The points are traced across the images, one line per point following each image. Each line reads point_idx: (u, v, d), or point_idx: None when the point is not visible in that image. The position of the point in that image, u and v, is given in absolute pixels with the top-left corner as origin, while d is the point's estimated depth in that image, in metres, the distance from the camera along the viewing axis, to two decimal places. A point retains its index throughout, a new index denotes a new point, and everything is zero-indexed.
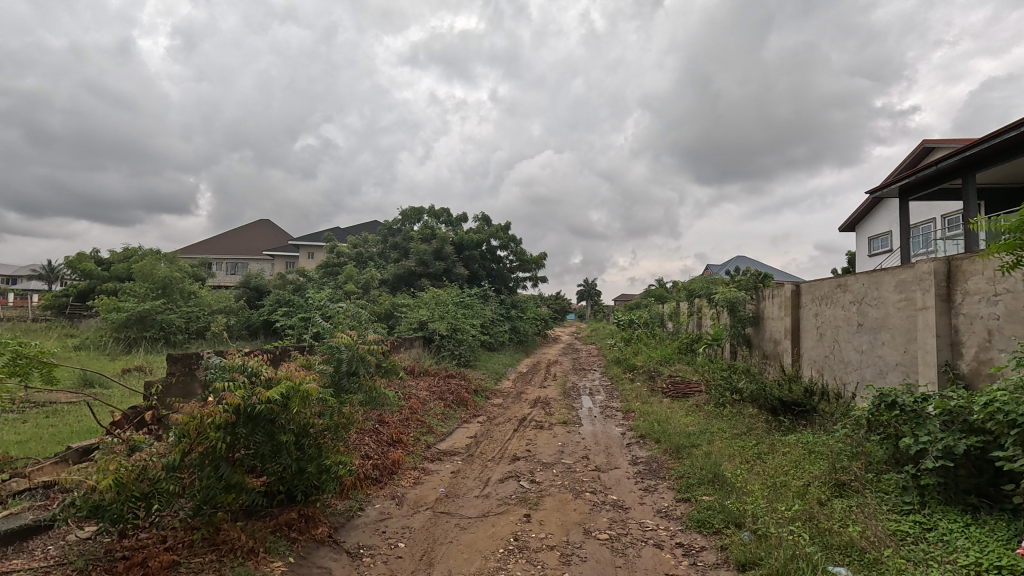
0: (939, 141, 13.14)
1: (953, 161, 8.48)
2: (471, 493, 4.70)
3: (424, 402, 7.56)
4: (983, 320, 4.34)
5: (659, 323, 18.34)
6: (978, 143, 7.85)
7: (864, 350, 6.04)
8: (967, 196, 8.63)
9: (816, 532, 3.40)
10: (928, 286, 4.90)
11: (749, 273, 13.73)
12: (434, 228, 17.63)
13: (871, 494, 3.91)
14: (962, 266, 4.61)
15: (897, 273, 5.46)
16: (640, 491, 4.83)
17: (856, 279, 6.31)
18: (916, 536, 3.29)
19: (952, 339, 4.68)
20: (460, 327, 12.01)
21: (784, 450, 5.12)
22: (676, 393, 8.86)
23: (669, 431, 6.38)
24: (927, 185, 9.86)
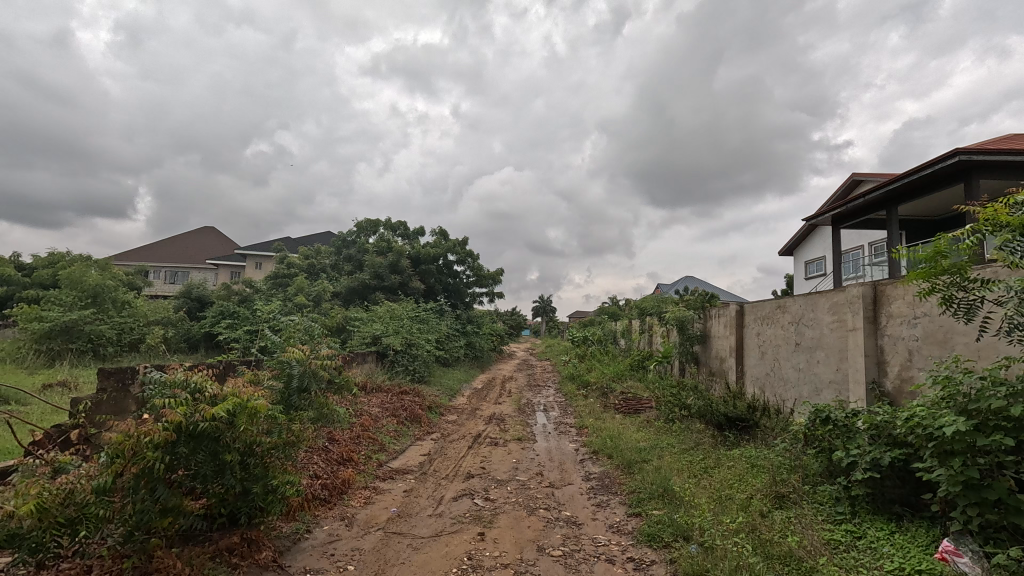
0: (867, 175, 14.26)
1: (879, 193, 9.21)
2: (423, 512, 4.61)
3: (376, 419, 7.38)
4: (905, 341, 4.72)
5: (611, 340, 18.76)
6: (900, 178, 8.59)
7: (802, 368, 6.41)
8: (891, 226, 9.38)
9: (758, 543, 3.55)
10: (858, 309, 5.28)
11: (697, 293, 14.29)
12: (390, 242, 17.41)
13: (808, 505, 4.12)
14: (887, 290, 5.00)
15: (831, 296, 5.86)
16: (592, 506, 4.88)
17: (794, 300, 6.71)
18: (848, 544, 3.50)
19: (878, 358, 5.06)
20: (414, 342, 11.83)
21: (729, 464, 5.34)
22: (628, 409, 9.06)
23: (621, 447, 6.51)
24: (857, 215, 10.64)
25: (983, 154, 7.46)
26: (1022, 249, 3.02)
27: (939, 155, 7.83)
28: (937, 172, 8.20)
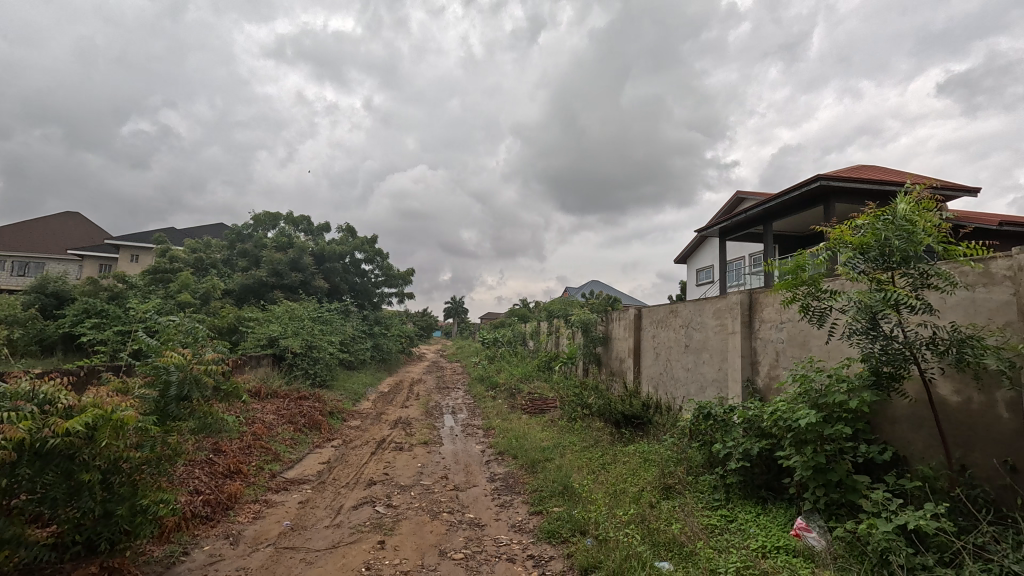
0: (749, 193, 15.88)
1: (757, 210, 10.30)
2: (320, 523, 4.39)
3: (270, 427, 6.90)
4: (773, 344, 5.33)
5: (520, 342, 19.15)
6: (775, 197, 9.67)
7: (690, 368, 6.99)
8: (767, 240, 10.52)
9: (646, 532, 3.81)
10: (736, 314, 5.86)
11: (601, 297, 15.03)
12: (291, 237, 16.40)
13: (690, 494, 4.50)
14: (760, 298, 5.61)
15: (715, 302, 6.46)
16: (496, 507, 4.95)
17: (685, 305, 7.31)
18: (722, 528, 3.88)
19: (752, 358, 5.65)
20: (316, 344, 11.23)
21: (624, 460, 5.67)
22: (534, 409, 9.30)
23: (525, 447, 6.66)
24: (739, 229, 11.82)
25: (838, 182, 8.65)
26: (860, 266, 3.53)
27: (805, 180, 8.94)
28: (804, 194, 9.34)
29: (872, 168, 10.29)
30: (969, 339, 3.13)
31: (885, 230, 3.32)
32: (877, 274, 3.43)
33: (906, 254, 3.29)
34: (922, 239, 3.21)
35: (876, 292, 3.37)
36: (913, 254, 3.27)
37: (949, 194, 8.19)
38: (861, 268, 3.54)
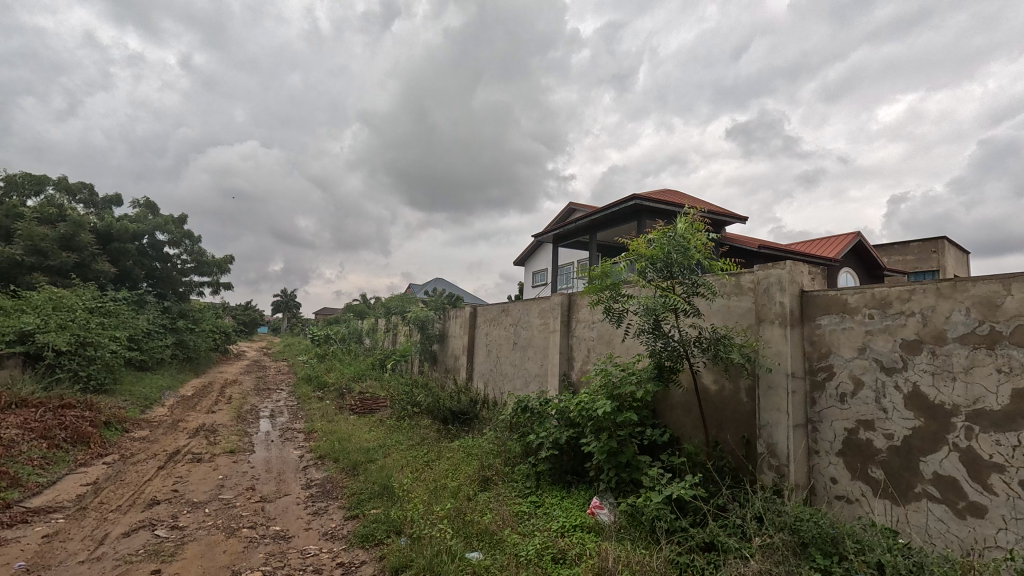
0: (580, 205, 17.43)
1: (584, 221, 11.33)
2: (71, 560, 3.58)
3: (9, 445, 5.45)
4: (586, 341, 5.89)
5: (356, 339, 18.27)
6: (599, 211, 10.76)
7: (516, 364, 7.38)
8: (591, 248, 11.65)
9: (460, 525, 3.90)
10: (557, 314, 6.34)
11: (441, 295, 15.08)
12: (63, 208, 13.27)
13: (505, 484, 4.74)
14: (577, 299, 6.16)
15: (541, 303, 6.92)
16: (307, 516, 4.61)
17: (515, 305, 7.69)
18: (530, 513, 4.15)
19: (569, 355, 6.18)
20: (91, 340, 9.24)
21: (448, 456, 5.75)
22: (363, 409, 8.92)
23: (348, 449, 6.34)
24: (570, 237, 12.88)
25: (648, 202, 9.96)
26: (650, 274, 4.07)
27: (623, 198, 10.11)
28: (622, 210, 10.55)
29: (673, 192, 12.06)
30: (722, 338, 3.80)
31: (668, 245, 3.88)
32: (661, 282, 4.01)
33: (683, 266, 3.89)
34: (693, 254, 3.82)
35: (659, 298, 3.91)
36: (687, 266, 3.88)
37: (723, 219, 10.00)
38: (650, 276, 4.09)
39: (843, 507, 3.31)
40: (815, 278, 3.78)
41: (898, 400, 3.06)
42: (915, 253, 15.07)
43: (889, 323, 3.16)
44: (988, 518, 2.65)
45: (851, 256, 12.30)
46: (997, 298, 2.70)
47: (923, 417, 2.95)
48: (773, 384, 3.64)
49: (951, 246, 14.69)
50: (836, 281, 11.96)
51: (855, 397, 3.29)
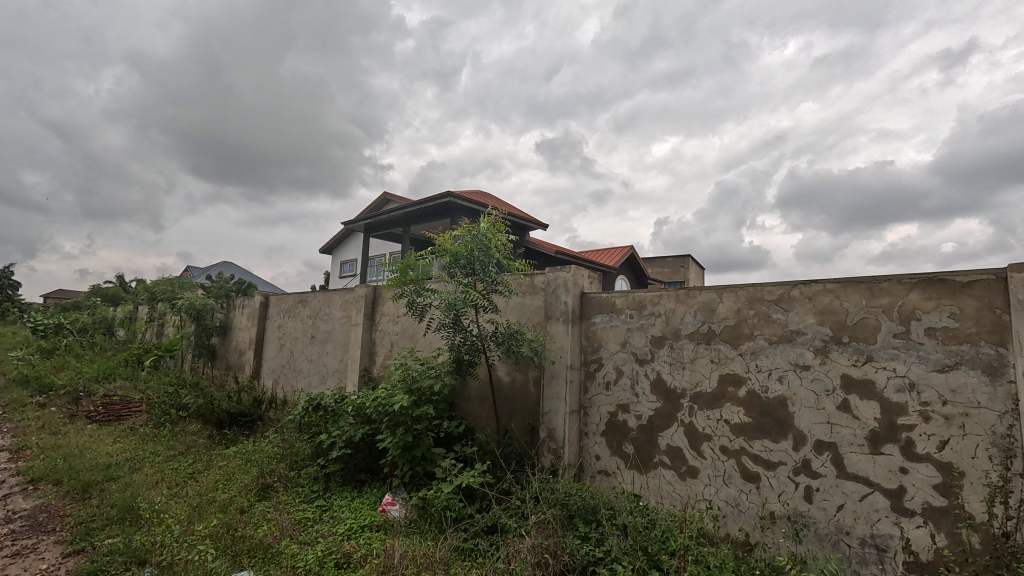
0: (394, 196, 16.99)
1: (397, 212, 11.09)
2: None
3: None
4: (389, 335, 5.74)
5: (104, 330, 14.75)
6: (413, 204, 10.63)
7: (313, 359, 6.82)
8: (403, 241, 11.46)
9: (227, 543, 3.41)
10: (360, 307, 6.05)
11: (226, 281, 13.14)
12: None
13: (288, 490, 4.33)
14: (382, 292, 5.96)
15: (344, 294, 6.52)
16: (1, 560, 3.51)
17: (314, 295, 7.10)
18: (314, 519, 3.86)
19: (371, 349, 5.95)
20: None
21: (220, 465, 5.01)
22: (107, 417, 7.22)
23: (78, 467, 5.05)
24: (382, 228, 12.47)
25: (461, 201, 10.17)
26: (453, 270, 4.14)
27: (437, 194, 10.13)
28: (435, 206, 10.60)
29: (485, 193, 12.58)
30: (515, 333, 4.06)
31: (471, 243, 4.00)
32: (463, 279, 4.10)
33: (483, 264, 4.06)
34: (494, 254, 4.01)
35: (460, 293, 4.01)
36: (488, 265, 4.06)
37: (526, 223, 10.81)
38: (453, 272, 4.16)
39: (603, 480, 3.84)
40: (593, 281, 4.31)
41: (646, 386, 3.68)
42: (670, 267, 18.47)
43: (643, 322, 3.76)
44: (699, 477, 3.35)
45: (625, 265, 14.49)
46: (714, 304, 3.44)
47: (662, 400, 3.60)
48: (555, 375, 4.03)
49: (694, 263, 18.39)
50: (612, 286, 13.93)
51: (616, 385, 3.84)
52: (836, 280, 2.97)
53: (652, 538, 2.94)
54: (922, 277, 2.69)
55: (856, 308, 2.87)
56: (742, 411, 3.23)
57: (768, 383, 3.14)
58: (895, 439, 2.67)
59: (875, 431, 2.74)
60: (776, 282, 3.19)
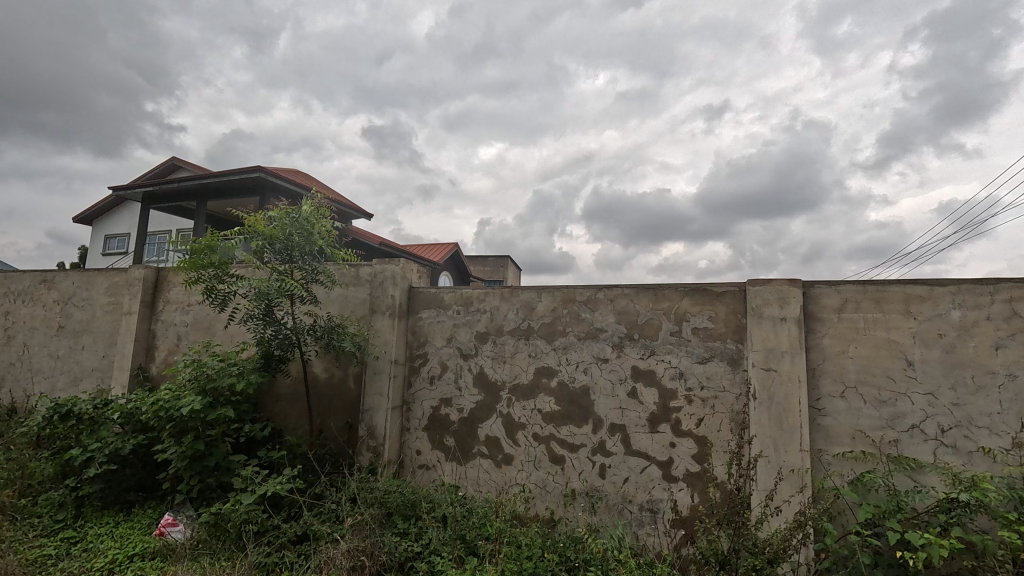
0: (185, 163, 14.42)
1: (191, 182, 9.45)
2: None
3: None
4: (175, 327, 4.86)
5: None
6: (213, 175, 9.18)
7: (59, 356, 5.40)
8: (198, 217, 9.81)
9: None
10: (135, 292, 4.99)
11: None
12: None
13: (16, 524, 3.37)
14: (167, 276, 5.01)
15: (111, 275, 5.30)
16: None
17: (65, 275, 5.62)
18: (58, 556, 3.08)
19: (149, 343, 4.96)
20: None
21: None
22: None
23: None
24: (168, 199, 10.48)
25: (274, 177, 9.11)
26: (266, 255, 3.70)
27: (244, 166, 8.91)
28: (242, 181, 9.32)
29: (305, 173, 11.52)
30: (337, 327, 3.81)
31: (290, 227, 3.63)
32: (277, 265, 3.69)
33: (303, 251, 3.71)
34: (316, 240, 3.70)
35: (274, 282, 3.60)
36: (308, 252, 3.73)
37: (350, 211, 10.22)
38: (266, 257, 3.71)
39: (423, 474, 3.85)
40: (422, 276, 4.28)
41: (469, 379, 3.80)
42: (491, 266, 19.36)
43: (469, 318, 3.88)
44: (513, 464, 3.59)
45: (449, 262, 14.71)
46: (534, 302, 3.72)
47: (483, 392, 3.75)
48: (378, 370, 3.90)
49: (512, 264, 19.57)
50: (436, 283, 14.01)
51: (440, 379, 3.89)
52: (632, 285, 3.46)
53: (469, 526, 3.05)
54: (692, 286, 3.31)
55: (645, 310, 3.39)
56: (552, 401, 3.56)
57: (576, 374, 3.52)
58: (668, 418, 3.24)
59: (655, 413, 3.28)
60: (586, 285, 3.59)
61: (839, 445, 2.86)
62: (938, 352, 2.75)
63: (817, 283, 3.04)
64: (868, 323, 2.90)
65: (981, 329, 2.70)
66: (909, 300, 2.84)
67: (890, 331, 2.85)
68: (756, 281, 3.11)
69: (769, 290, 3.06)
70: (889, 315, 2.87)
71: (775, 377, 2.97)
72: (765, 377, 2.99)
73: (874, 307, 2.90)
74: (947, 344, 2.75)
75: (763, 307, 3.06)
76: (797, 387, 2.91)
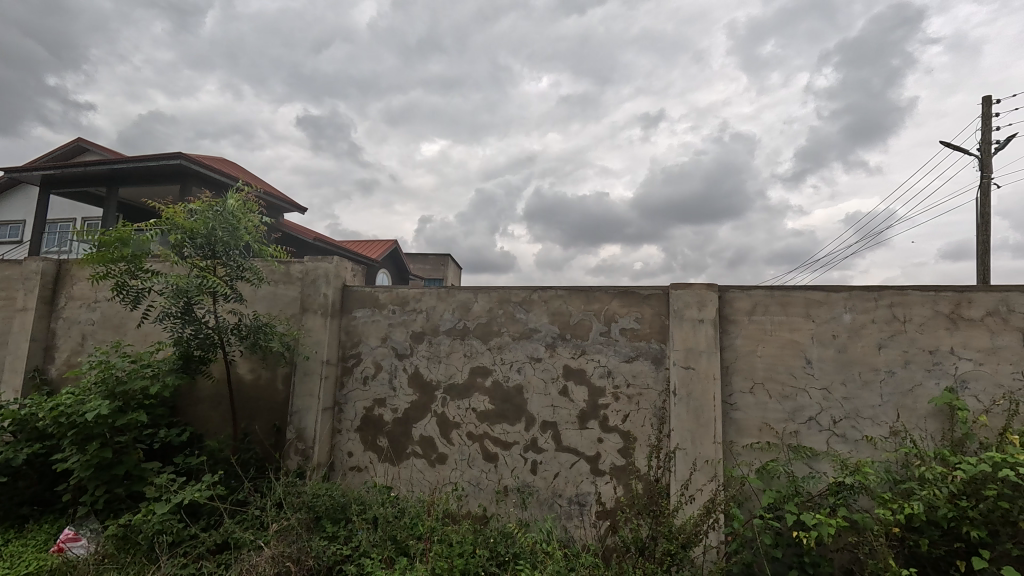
0: (92, 145, 13.16)
1: (100, 167, 8.68)
2: None
3: None
4: (80, 325, 4.47)
5: None
6: (125, 159, 8.48)
7: None
8: (107, 204, 9.00)
9: None
10: (31, 287, 4.54)
11: None
12: None
13: None
14: (71, 269, 4.59)
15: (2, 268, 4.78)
16: None
17: None
18: None
19: (48, 343, 4.53)
20: None
21: None
22: None
23: None
24: (72, 184, 9.55)
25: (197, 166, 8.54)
26: (186, 250, 3.49)
27: (163, 153, 8.29)
28: (160, 168, 8.67)
29: (233, 163, 10.89)
30: (264, 326, 3.66)
31: (213, 221, 3.45)
32: (198, 261, 3.49)
33: (228, 247, 3.54)
34: (243, 236, 3.54)
35: (194, 278, 3.40)
36: (233, 248, 3.56)
37: (282, 204, 9.77)
38: (186, 252, 3.50)
39: (354, 476, 3.78)
40: (356, 275, 4.20)
41: (404, 379, 3.78)
42: (431, 265, 19.15)
43: (404, 318, 3.85)
44: (447, 463, 3.61)
45: (387, 259, 14.40)
46: (470, 303, 3.75)
47: (418, 392, 3.74)
48: (308, 371, 3.79)
49: (452, 263, 19.45)
50: (374, 281, 13.67)
51: (374, 380, 3.84)
52: (565, 287, 3.58)
53: (400, 526, 3.04)
54: (621, 289, 3.48)
55: (578, 311, 3.52)
56: (487, 399, 3.61)
57: (510, 373, 3.59)
58: (596, 415, 3.39)
59: (584, 409, 3.42)
60: (521, 286, 3.67)
61: (747, 436, 3.11)
62: (832, 351, 3.06)
63: (732, 287, 3.28)
64: (775, 325, 3.18)
65: (868, 331, 3.03)
66: (809, 304, 3.14)
67: (793, 332, 3.14)
68: (678, 285, 3.31)
69: (689, 294, 3.28)
70: (793, 317, 3.15)
71: (694, 375, 3.18)
72: (684, 374, 3.20)
73: (780, 310, 3.19)
74: (839, 344, 3.06)
75: (684, 309, 3.27)
76: (713, 384, 3.14)
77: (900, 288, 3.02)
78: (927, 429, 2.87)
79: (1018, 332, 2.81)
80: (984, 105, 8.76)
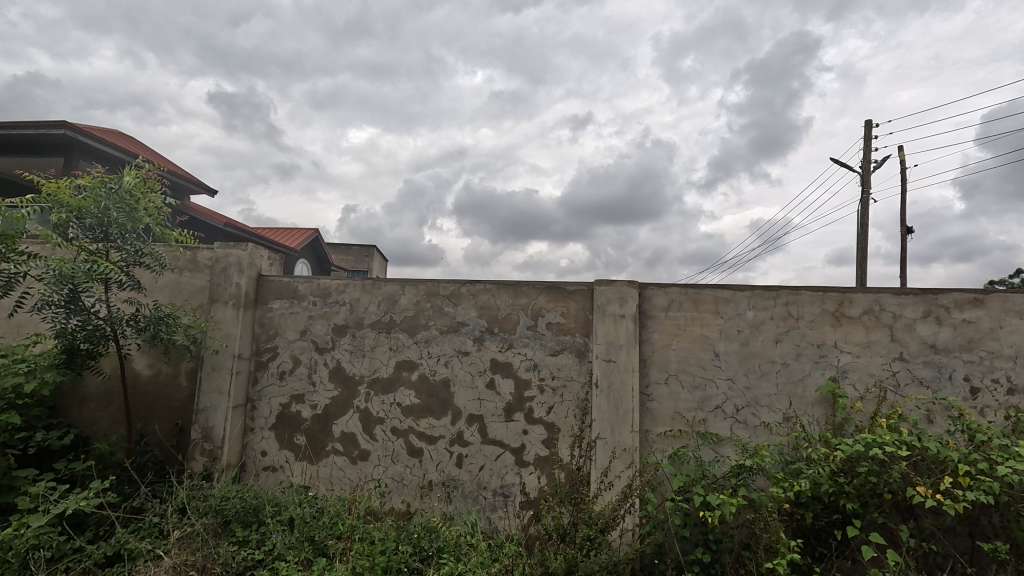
0: None
1: None
2: None
3: None
4: None
5: None
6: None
7: None
8: None
9: None
10: None
11: None
12: None
13: None
14: None
15: None
16: None
17: None
18: None
19: None
20: None
21: None
22: None
23: None
24: None
25: (86, 136, 7.61)
26: (72, 231, 3.11)
27: (45, 121, 7.34)
28: (39, 138, 7.66)
29: (131, 138, 9.84)
30: (166, 317, 3.35)
31: (106, 199, 3.10)
32: (86, 243, 3.12)
33: (124, 229, 3.19)
34: (142, 217, 3.21)
35: (81, 262, 3.03)
36: (130, 230, 3.21)
37: (189, 185, 8.99)
38: (71, 234, 3.12)
39: (267, 477, 3.57)
40: (273, 264, 3.95)
41: (324, 374, 3.62)
42: (355, 256, 18.51)
43: (326, 309, 3.69)
44: (369, 459, 3.51)
45: (307, 249, 13.72)
46: (396, 295, 3.67)
47: (339, 387, 3.61)
48: (217, 366, 3.53)
49: (377, 254, 18.90)
50: (291, 270, 12.96)
51: (291, 375, 3.64)
52: (493, 282, 3.60)
53: (319, 526, 2.92)
54: (547, 284, 3.55)
55: (505, 305, 3.56)
56: (412, 393, 3.55)
57: (436, 367, 3.56)
58: (521, 407, 3.45)
59: (510, 402, 3.46)
60: (449, 279, 3.64)
61: (661, 424, 3.31)
62: (736, 345, 3.33)
63: (650, 285, 3.47)
64: (688, 321, 3.40)
65: (767, 326, 3.33)
66: (718, 302, 3.39)
67: (703, 327, 3.38)
68: (602, 281, 3.44)
69: (611, 290, 3.42)
70: (703, 313, 3.39)
71: (614, 367, 3.33)
72: (606, 367, 3.33)
73: (692, 306, 3.41)
74: (743, 339, 3.33)
75: (606, 304, 3.41)
76: (631, 376, 3.30)
77: (794, 289, 3.34)
78: (814, 415, 3.21)
79: (887, 328, 3.22)
80: (865, 128, 9.89)
